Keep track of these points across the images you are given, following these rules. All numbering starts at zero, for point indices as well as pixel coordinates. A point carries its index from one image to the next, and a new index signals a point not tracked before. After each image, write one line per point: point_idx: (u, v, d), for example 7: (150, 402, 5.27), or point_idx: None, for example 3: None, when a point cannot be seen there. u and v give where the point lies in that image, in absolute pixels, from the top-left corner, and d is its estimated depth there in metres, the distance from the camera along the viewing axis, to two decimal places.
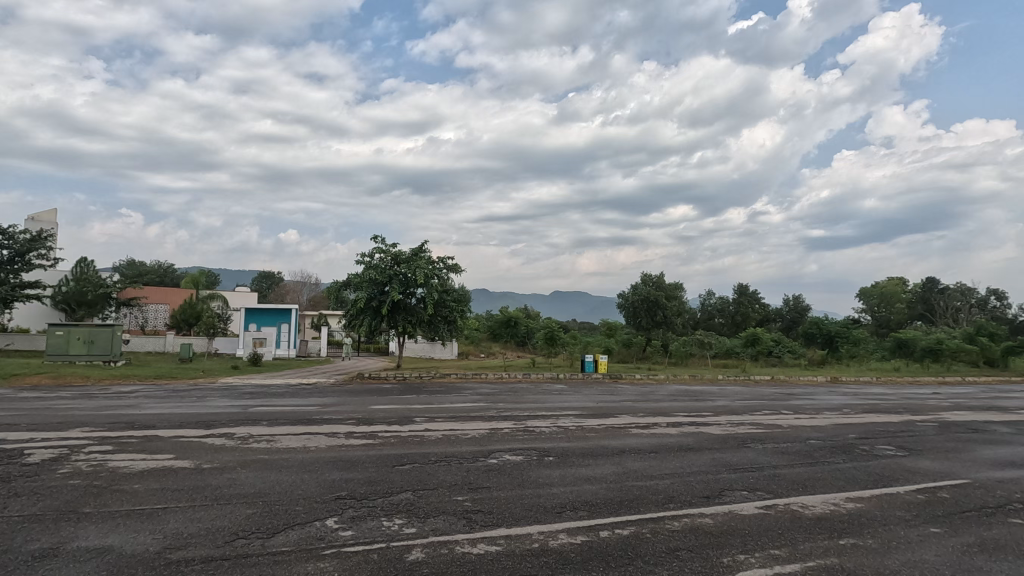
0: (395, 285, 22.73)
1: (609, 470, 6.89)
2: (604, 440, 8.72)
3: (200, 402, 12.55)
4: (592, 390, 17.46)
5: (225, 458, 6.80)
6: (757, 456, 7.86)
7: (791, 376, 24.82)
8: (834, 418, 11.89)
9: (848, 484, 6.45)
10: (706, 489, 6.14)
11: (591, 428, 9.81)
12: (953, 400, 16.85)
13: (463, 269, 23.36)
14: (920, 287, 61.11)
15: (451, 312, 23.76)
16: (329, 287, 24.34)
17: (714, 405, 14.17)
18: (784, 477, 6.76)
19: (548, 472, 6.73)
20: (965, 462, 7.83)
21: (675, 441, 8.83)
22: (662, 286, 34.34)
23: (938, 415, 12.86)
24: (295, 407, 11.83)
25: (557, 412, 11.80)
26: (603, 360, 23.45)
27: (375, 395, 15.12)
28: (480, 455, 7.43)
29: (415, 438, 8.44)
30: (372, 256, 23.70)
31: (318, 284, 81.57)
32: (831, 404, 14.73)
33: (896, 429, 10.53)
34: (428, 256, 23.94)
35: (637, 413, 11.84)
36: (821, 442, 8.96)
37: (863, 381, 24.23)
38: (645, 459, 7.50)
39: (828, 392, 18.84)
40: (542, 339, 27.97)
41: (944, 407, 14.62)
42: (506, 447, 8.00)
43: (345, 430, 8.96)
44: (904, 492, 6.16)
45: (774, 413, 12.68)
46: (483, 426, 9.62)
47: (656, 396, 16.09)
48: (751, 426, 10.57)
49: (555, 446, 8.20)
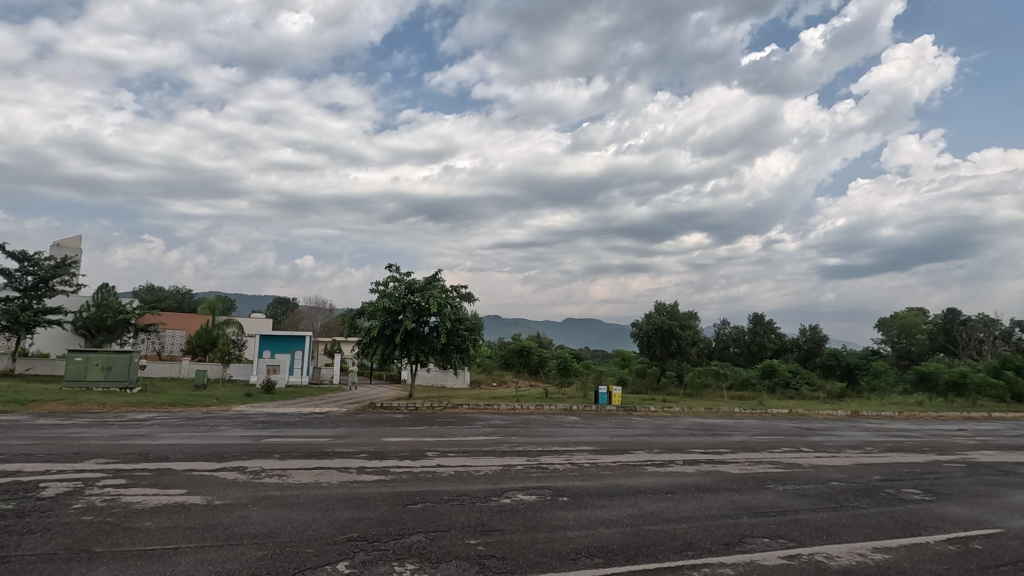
0: (408, 313, 22.81)
1: (625, 512, 6.71)
2: (619, 479, 8.54)
3: (213, 432, 12.51)
4: (606, 423, 17.21)
5: (237, 493, 6.75)
6: (777, 499, 7.63)
7: (809, 410, 24.20)
8: (856, 457, 11.53)
9: (875, 532, 6.20)
10: (726, 535, 5.94)
11: (606, 466, 9.63)
12: (980, 438, 16.29)
13: (476, 298, 23.42)
14: (942, 318, 59.87)
15: (464, 340, 23.65)
16: (343, 315, 24.46)
17: (732, 440, 13.82)
18: (807, 523, 6.53)
19: (562, 513, 6.58)
20: (997, 508, 7.52)
21: (691, 481, 8.61)
22: (677, 315, 33.98)
23: (965, 455, 12.43)
24: (307, 439, 11.76)
25: (570, 448, 11.57)
26: (616, 392, 23.10)
27: (386, 425, 15.06)
28: (493, 494, 7.31)
29: (428, 475, 8.35)
30: (386, 285, 23.90)
31: (332, 310, 82.46)
32: (853, 441, 14.31)
33: (923, 470, 10.16)
34: (441, 284, 24.06)
35: (653, 450, 11.59)
36: (844, 485, 8.67)
37: (885, 416, 23.58)
38: (661, 501, 7.31)
39: (849, 428, 18.34)
40: (554, 368, 27.77)
41: (971, 446, 14.13)
42: (519, 485, 7.86)
43: (357, 464, 8.91)
44: (934, 541, 5.92)
45: (794, 451, 12.33)
46: (496, 462, 9.50)
47: (672, 430, 15.80)
48: (770, 465, 10.29)
49: (569, 485, 8.04)
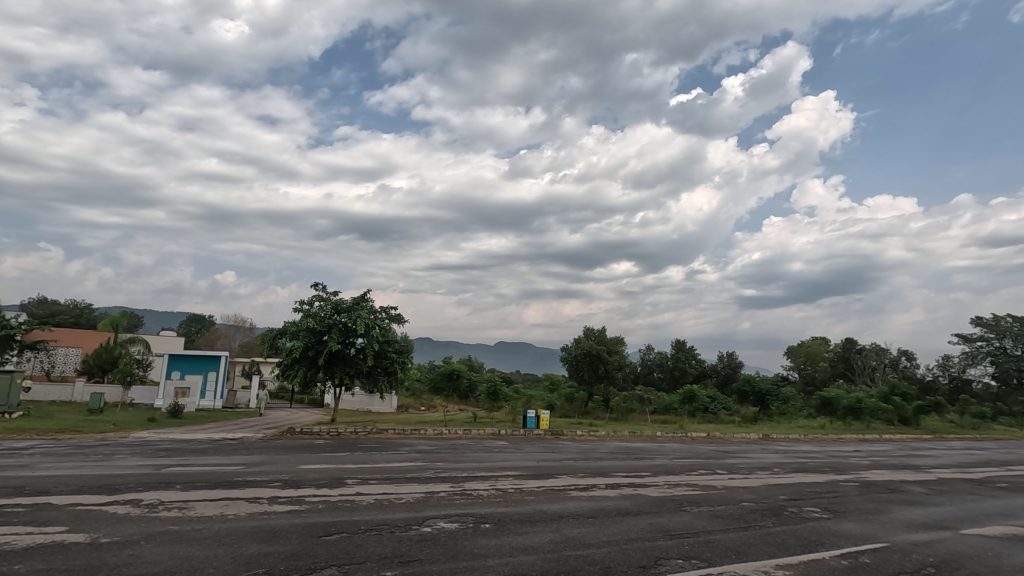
0: (333, 334, 22.01)
1: (546, 538, 6.71)
2: (543, 505, 8.52)
3: (107, 462, 11.42)
4: (534, 448, 17.28)
5: (128, 530, 6.16)
6: (693, 521, 7.89)
7: (726, 433, 25.31)
8: (764, 478, 12.19)
9: (778, 550, 6.54)
10: (643, 558, 6.08)
11: (530, 491, 9.61)
12: (872, 458, 17.68)
13: (406, 320, 23.00)
14: (841, 347, 65.24)
15: (392, 363, 23.11)
16: (264, 334, 23.23)
17: (653, 464, 14.18)
18: (718, 543, 6.79)
19: (484, 541, 6.49)
20: (884, 523, 8.17)
21: (613, 505, 8.75)
22: (604, 340, 34.62)
23: (859, 474, 13.44)
24: (216, 467, 10.94)
25: (496, 473, 11.47)
26: (545, 416, 23.28)
27: (306, 452, 14.33)
28: (413, 523, 7.10)
29: (347, 504, 7.99)
30: (311, 305, 23.00)
31: (252, 329, 78.52)
32: (762, 463, 15.09)
33: (821, 490, 10.88)
34: (369, 305, 23.43)
35: (577, 473, 11.77)
36: (753, 505, 9.11)
37: (792, 438, 25.18)
38: (583, 526, 7.36)
39: (761, 450, 19.41)
40: (484, 393, 27.61)
41: (864, 466, 15.30)
42: (440, 513, 7.68)
43: (270, 494, 8.39)
44: (829, 557, 6.32)
45: (709, 473, 12.86)
46: (419, 490, 9.22)
47: (597, 454, 16.09)
48: (687, 488, 10.65)
49: (491, 511, 7.94)
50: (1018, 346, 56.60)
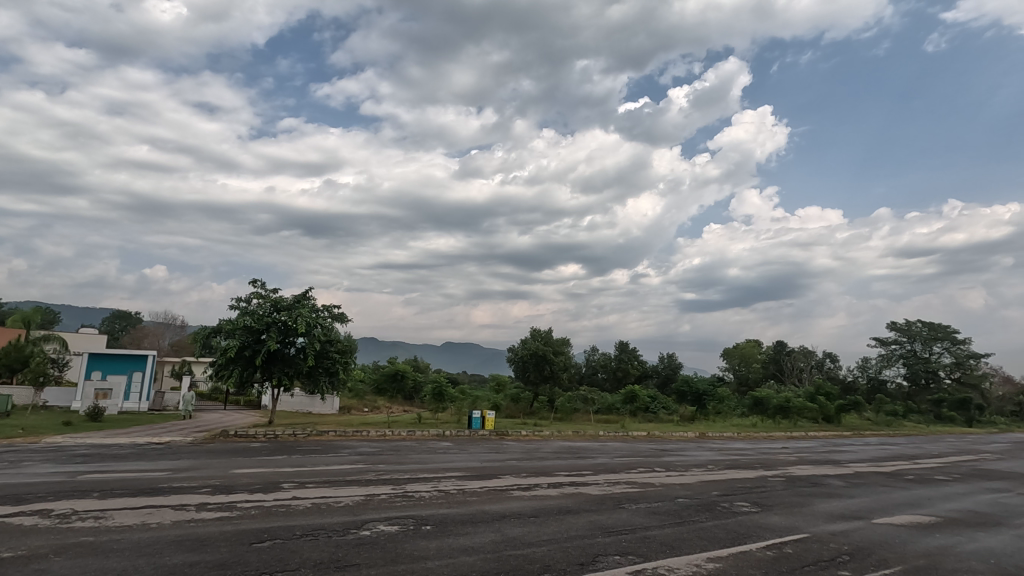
0: (272, 333, 21.17)
1: (487, 538, 6.72)
2: (485, 505, 8.52)
3: (12, 469, 10.50)
4: (479, 448, 17.23)
5: (36, 542, 5.71)
6: (630, 517, 8.11)
7: (665, 432, 26.14)
8: (699, 475, 12.69)
9: (710, 543, 6.83)
10: (581, 555, 6.18)
11: (473, 492, 9.59)
12: (799, 454, 18.76)
13: (349, 319, 22.44)
14: (772, 349, 68.91)
15: (334, 363, 22.48)
16: (196, 333, 22.07)
17: (595, 462, 14.51)
18: (654, 538, 7.01)
19: (424, 543, 6.42)
20: (806, 515, 8.67)
21: (555, 504, 8.87)
22: (550, 342, 34.84)
23: (785, 470, 14.22)
24: (138, 474, 10.26)
25: (439, 474, 11.37)
26: (490, 416, 23.28)
27: (239, 456, 13.72)
28: (352, 527, 6.93)
29: (282, 509, 7.70)
30: (249, 302, 22.04)
31: (184, 327, 74.54)
32: (698, 460, 15.71)
33: (750, 484, 11.45)
34: (311, 303, 22.73)
35: (520, 473, 11.83)
36: (688, 501, 9.46)
37: (727, 436, 26.29)
38: (524, 525, 7.42)
39: (697, 447, 20.17)
40: (429, 394, 27.28)
41: (790, 462, 16.19)
42: (380, 516, 7.53)
43: (198, 501, 7.97)
44: (756, 549, 6.65)
45: (648, 470, 13.26)
46: (358, 492, 9.02)
47: (541, 453, 16.31)
48: (626, 486, 10.91)
49: (433, 513, 7.87)
50: (927, 349, 61.43)
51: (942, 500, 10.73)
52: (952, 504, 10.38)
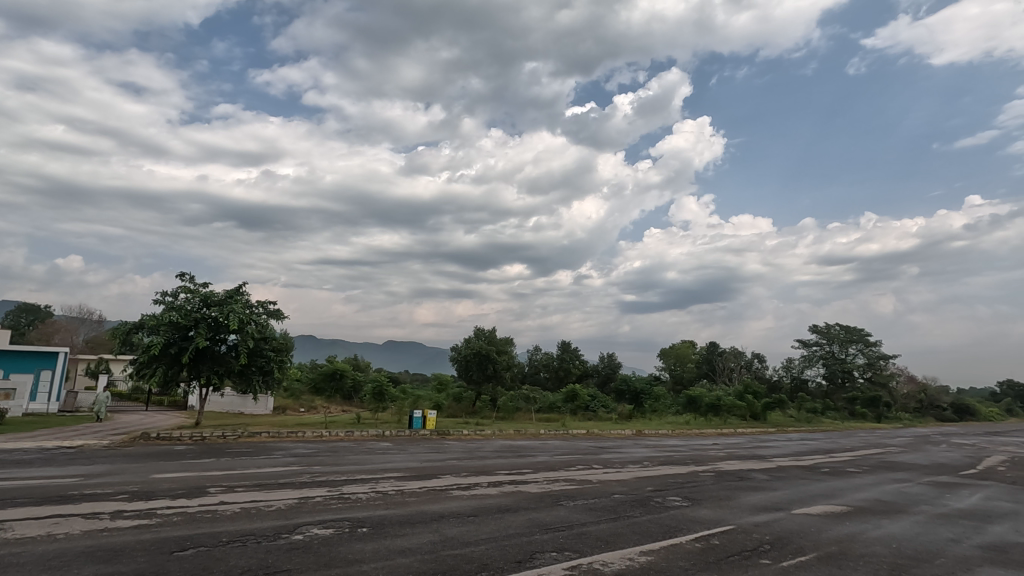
0: (201, 329, 20.06)
1: (425, 539, 6.65)
2: (424, 505, 8.44)
3: None
4: (419, 448, 17.07)
5: None
6: (569, 514, 8.25)
7: (603, 430, 26.77)
8: (635, 471, 13.09)
9: (643, 537, 7.07)
10: (519, 553, 6.24)
11: (412, 492, 9.46)
12: (727, 450, 19.74)
13: (286, 315, 21.62)
14: (705, 350, 72.17)
15: (268, 362, 21.58)
16: (114, 328, 20.59)
17: (535, 460, 14.70)
18: (590, 534, 7.18)
19: (359, 545, 6.27)
20: (733, 508, 9.11)
21: (494, 502, 8.91)
22: (494, 341, 34.92)
23: (715, 465, 14.92)
24: (44, 481, 9.45)
25: (377, 475, 11.16)
26: (431, 416, 23.08)
27: (162, 459, 12.90)
28: (283, 532, 6.67)
29: (207, 515, 7.30)
30: (176, 297, 20.80)
31: (100, 323, 69.39)
32: (634, 457, 16.17)
33: (682, 480, 11.92)
34: (245, 299, 21.72)
35: (460, 473, 11.79)
36: (623, 497, 9.74)
37: (662, 434, 27.27)
38: (464, 524, 7.40)
39: (634, 444, 20.80)
40: (369, 394, 26.66)
41: (719, 457, 16.99)
42: (315, 519, 7.31)
43: (114, 508, 7.45)
44: (686, 541, 6.93)
45: (587, 468, 13.56)
46: (292, 495, 8.71)
47: (482, 452, 16.35)
48: (565, 483, 11.13)
49: (369, 514, 7.70)
50: (843, 350, 66.09)
51: (853, 491, 11.60)
52: (861, 493, 11.25)
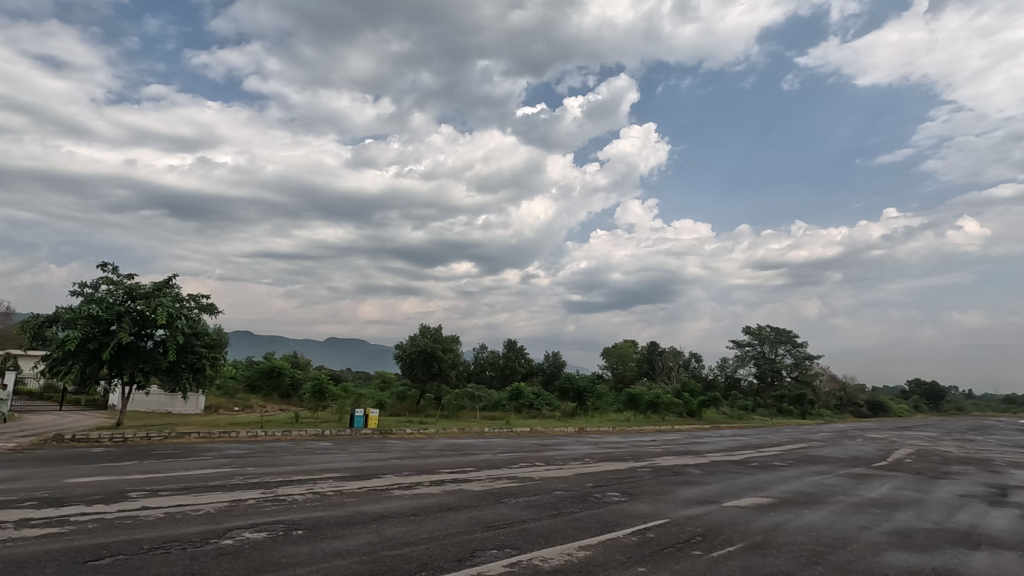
0: (124, 324, 18.80)
1: (364, 540, 6.51)
2: (363, 506, 8.28)
3: None
4: (360, 447, 16.73)
5: None
6: (510, 511, 8.30)
7: (547, 427, 27.10)
8: (576, 468, 13.34)
9: (582, 532, 7.21)
10: (459, 552, 6.22)
11: (351, 493, 9.23)
12: (665, 446, 20.44)
13: (220, 310, 20.62)
14: (646, 349, 74.44)
15: (199, 359, 20.51)
16: (24, 321, 18.98)
17: (479, 458, 14.69)
18: (530, 531, 7.25)
19: (293, 549, 6.06)
20: (668, 502, 9.46)
21: (436, 501, 8.84)
22: (439, 339, 34.67)
23: (653, 461, 15.41)
24: None
25: (315, 476, 10.82)
26: (374, 415, 22.61)
27: (77, 462, 11.99)
28: (211, 537, 6.36)
29: (127, 522, 6.85)
30: (96, 289, 19.41)
31: (8, 315, 63.76)
32: (576, 454, 16.47)
33: (621, 475, 12.26)
34: (174, 292, 20.54)
35: (401, 472, 11.61)
36: (564, 493, 9.92)
37: (603, 431, 27.90)
38: (404, 524, 7.30)
39: (576, 442, 21.19)
40: (309, 392, 25.81)
41: (658, 453, 17.57)
42: (247, 523, 7.01)
43: (20, 517, 6.87)
44: (623, 535, 7.13)
45: (529, 465, 13.69)
46: (223, 498, 8.33)
47: (425, 451, 16.17)
48: (507, 480, 11.19)
49: (305, 517, 7.45)
50: (773, 350, 69.83)
51: (778, 483, 12.29)
52: (785, 486, 11.94)
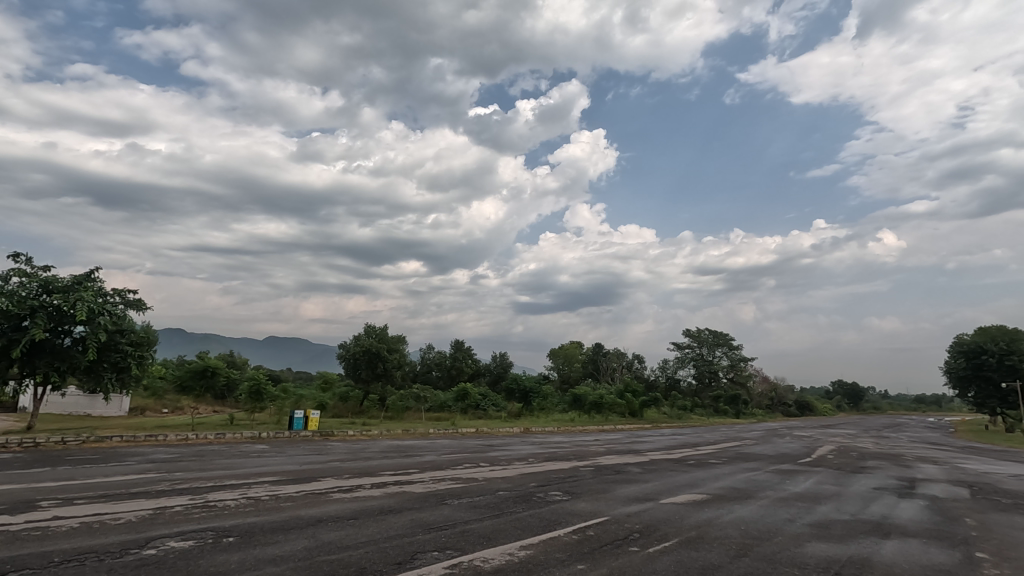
0: (39, 320, 17.40)
1: (299, 545, 6.31)
2: (300, 510, 8.03)
3: None
4: (298, 450, 16.19)
5: None
6: (452, 512, 8.26)
7: (492, 428, 27.14)
8: (520, 468, 13.44)
9: (523, 532, 7.27)
10: (399, 555, 6.13)
11: (288, 497, 8.92)
12: (607, 445, 20.91)
13: (149, 306, 19.48)
14: (591, 350, 75.84)
15: (124, 358, 19.29)
16: None
17: (423, 460, 14.52)
18: (472, 531, 7.24)
19: (222, 557, 5.79)
20: (609, 500, 9.68)
21: (377, 504, 8.67)
22: (385, 338, 34.04)
23: (595, 460, 15.73)
24: None
25: (249, 480, 10.37)
26: (314, 417, 21.93)
27: None
28: (132, 547, 5.98)
29: (36, 533, 6.33)
30: (7, 281, 17.88)
31: None
32: (520, 454, 16.59)
33: (564, 475, 12.45)
34: (97, 286, 19.22)
35: (342, 474, 11.32)
36: (507, 493, 9.96)
37: (548, 431, 28.25)
38: (342, 529, 7.12)
39: (520, 442, 21.32)
40: (245, 393, 24.66)
41: (600, 452, 17.94)
42: (172, 531, 6.64)
43: None
44: (564, 534, 7.25)
45: (474, 466, 13.68)
46: (146, 506, 7.86)
47: (367, 453, 15.83)
48: (450, 482, 11.13)
49: (237, 523, 7.15)
50: (711, 353, 72.75)
51: (711, 479, 12.85)
52: (718, 482, 12.50)
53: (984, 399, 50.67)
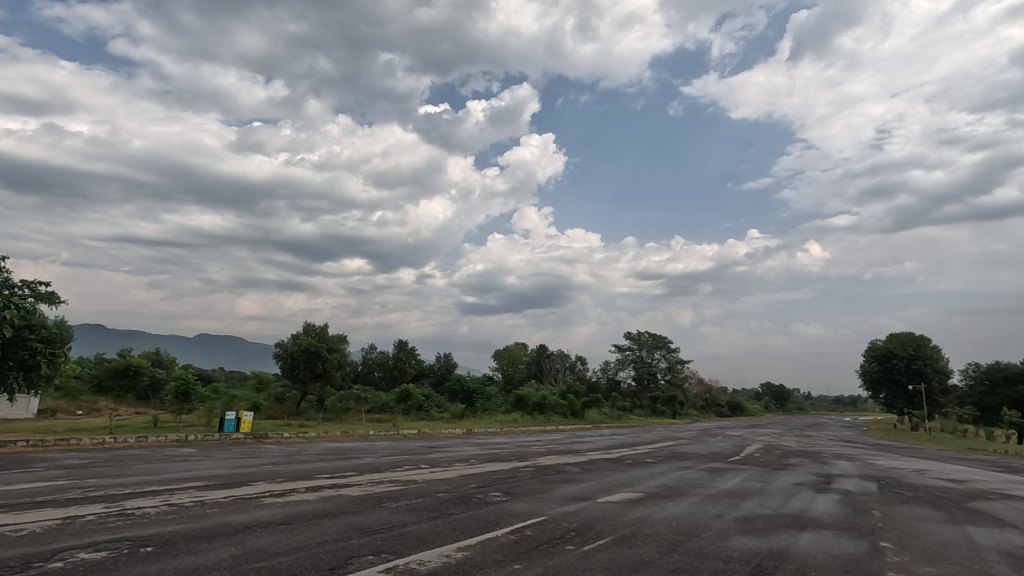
0: None
1: (224, 554, 6.02)
2: (227, 516, 7.67)
3: None
4: (228, 453, 15.38)
5: None
6: (389, 515, 8.11)
7: (434, 429, 26.86)
8: (461, 469, 13.37)
9: (461, 533, 7.25)
10: (332, 560, 5.96)
11: (215, 503, 8.49)
12: (548, 445, 21.17)
13: (63, 299, 18.05)
14: (535, 351, 76.46)
15: (32, 356, 17.75)
16: None
17: (361, 462, 14.18)
18: (409, 534, 7.14)
19: (138, 569, 5.43)
20: (548, 500, 9.81)
21: (310, 509, 8.39)
22: (325, 338, 32.90)
23: (535, 460, 15.86)
24: None
25: (173, 486, 9.80)
26: (247, 418, 20.98)
27: None
28: (34, 560, 5.53)
29: None
30: None
31: None
32: (461, 456, 16.48)
33: (504, 475, 12.50)
34: (2, 276, 17.61)
35: (274, 479, 10.89)
36: (446, 495, 9.87)
37: (490, 432, 28.24)
38: (272, 535, 6.85)
39: (462, 443, 21.21)
40: (171, 394, 23.24)
41: (540, 452, 18.13)
42: (83, 542, 6.18)
43: None
44: (501, 534, 7.29)
45: (413, 468, 13.47)
46: (54, 516, 7.27)
47: (303, 456, 15.24)
48: (389, 484, 10.91)
49: (156, 532, 6.75)
50: (650, 355, 74.98)
51: (646, 478, 13.26)
52: (653, 481, 12.92)
53: (894, 401, 54.85)
